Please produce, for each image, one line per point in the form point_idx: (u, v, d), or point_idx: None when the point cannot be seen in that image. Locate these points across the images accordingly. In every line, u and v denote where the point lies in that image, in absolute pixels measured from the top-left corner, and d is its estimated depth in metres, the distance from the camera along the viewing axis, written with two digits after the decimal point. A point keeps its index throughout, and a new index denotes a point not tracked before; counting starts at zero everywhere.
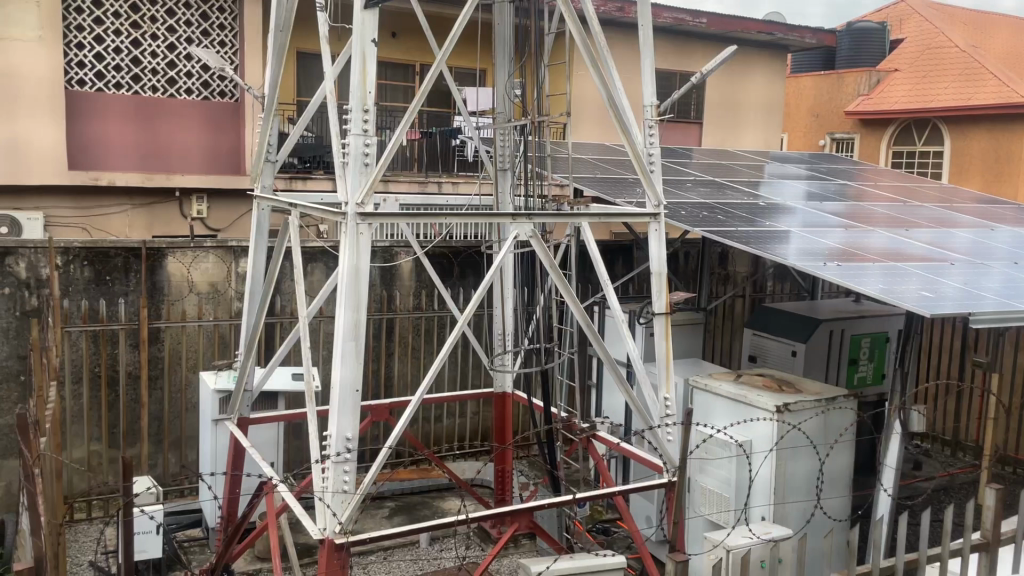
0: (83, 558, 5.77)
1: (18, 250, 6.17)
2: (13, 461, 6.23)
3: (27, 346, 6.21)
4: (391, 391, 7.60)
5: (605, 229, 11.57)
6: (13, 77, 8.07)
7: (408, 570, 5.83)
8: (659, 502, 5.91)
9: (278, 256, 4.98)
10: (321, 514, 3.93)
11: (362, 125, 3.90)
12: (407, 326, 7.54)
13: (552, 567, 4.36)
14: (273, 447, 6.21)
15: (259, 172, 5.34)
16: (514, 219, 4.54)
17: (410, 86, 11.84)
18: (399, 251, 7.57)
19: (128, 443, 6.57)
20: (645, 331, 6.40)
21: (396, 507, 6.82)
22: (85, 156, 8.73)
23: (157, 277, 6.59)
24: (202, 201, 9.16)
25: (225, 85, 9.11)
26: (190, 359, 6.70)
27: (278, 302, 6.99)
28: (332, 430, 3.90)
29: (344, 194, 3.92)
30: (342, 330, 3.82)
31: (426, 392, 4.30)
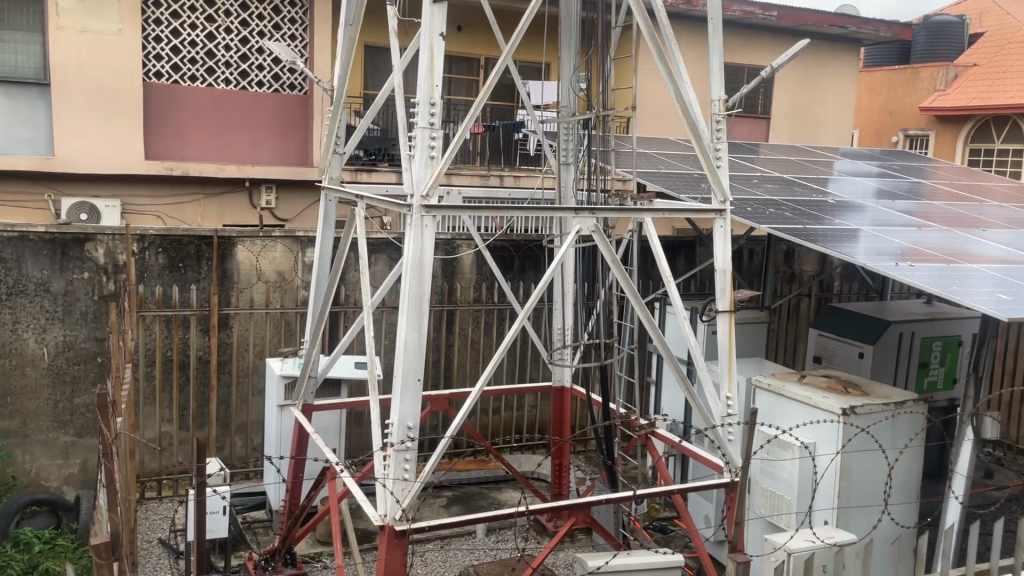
0: (153, 535, 5.99)
1: (97, 237, 6.39)
2: (90, 439, 6.50)
3: (104, 329, 6.45)
4: (450, 381, 7.67)
5: (667, 225, 11.47)
6: (93, 69, 8.34)
7: (465, 559, 5.90)
8: (718, 502, 5.85)
9: (344, 246, 5.06)
10: (382, 500, 3.99)
11: (429, 118, 3.91)
12: (467, 318, 7.59)
13: (609, 563, 4.35)
14: (336, 433, 6.34)
15: (327, 164, 5.40)
16: (577, 214, 4.52)
17: (475, 79, 11.90)
18: (460, 243, 7.64)
19: (198, 425, 6.78)
20: (707, 329, 6.31)
21: (453, 497, 6.89)
22: (160, 147, 8.98)
23: (227, 264, 6.78)
24: (270, 190, 9.34)
25: (295, 77, 9.32)
26: (257, 345, 6.88)
27: (342, 292, 7.13)
28: (394, 419, 3.95)
29: (410, 186, 3.96)
30: (404, 321, 3.87)
31: (486, 384, 4.29)
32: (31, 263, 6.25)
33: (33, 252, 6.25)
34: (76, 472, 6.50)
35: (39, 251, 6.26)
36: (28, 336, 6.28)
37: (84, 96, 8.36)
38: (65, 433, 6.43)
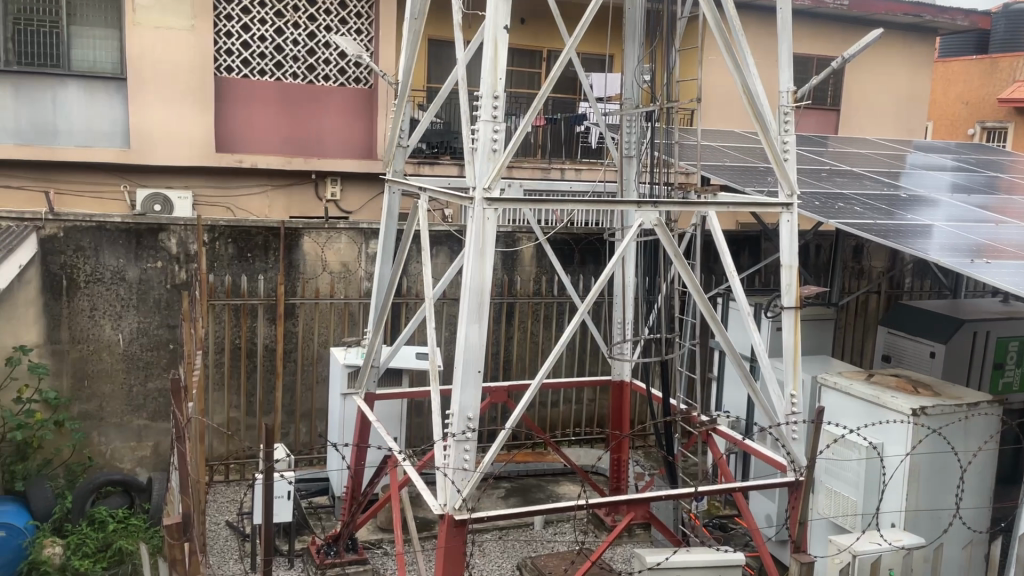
0: (221, 518, 6.18)
1: (170, 227, 6.59)
2: (163, 423, 6.73)
3: (176, 316, 6.69)
4: (509, 374, 7.70)
5: (732, 219, 11.30)
6: (167, 64, 8.57)
7: (523, 551, 5.93)
8: (780, 501, 5.75)
9: (407, 238, 5.11)
10: (443, 490, 4.03)
11: (492, 112, 3.92)
12: (527, 311, 7.61)
13: (669, 559, 4.32)
14: (397, 422, 6.43)
15: (390, 157, 5.46)
16: (640, 207, 4.46)
17: (537, 72, 11.89)
18: (521, 236, 7.64)
19: (264, 412, 6.96)
20: (772, 325, 6.20)
21: (512, 489, 6.92)
22: (229, 140, 9.20)
23: (294, 255, 6.93)
24: (335, 183, 9.50)
25: (360, 71, 9.44)
26: (322, 335, 7.02)
27: (405, 283, 7.23)
28: (454, 410, 4.00)
29: (472, 179, 3.98)
30: (466, 313, 3.90)
31: (546, 376, 4.29)
32: (108, 251, 6.47)
33: (110, 241, 6.47)
34: (148, 455, 6.76)
35: (115, 240, 6.48)
36: (104, 322, 6.51)
37: (159, 90, 8.60)
38: (138, 416, 6.67)
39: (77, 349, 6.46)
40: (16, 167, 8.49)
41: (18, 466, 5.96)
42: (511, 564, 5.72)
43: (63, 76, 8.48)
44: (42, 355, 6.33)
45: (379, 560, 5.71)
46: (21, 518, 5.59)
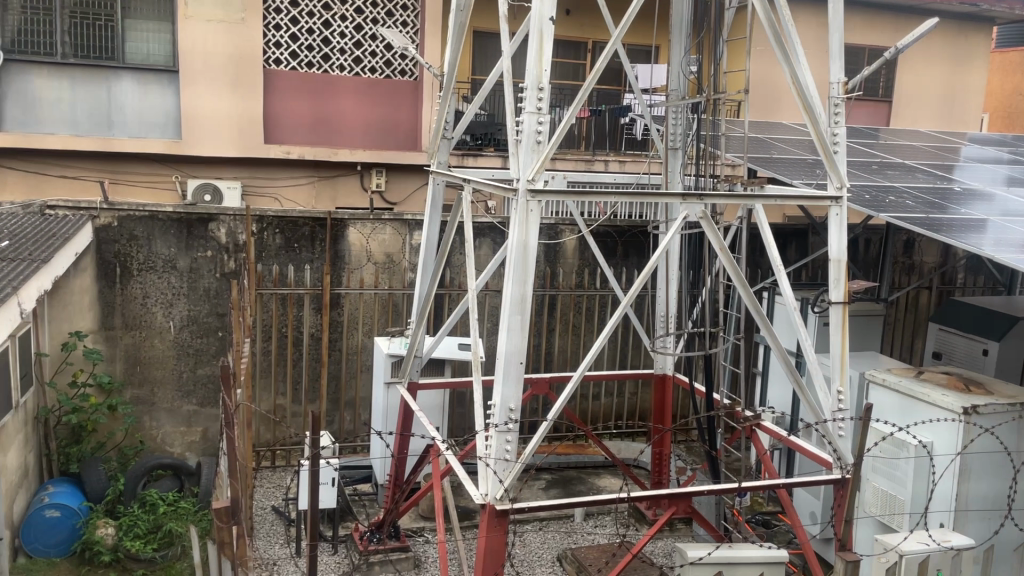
0: (267, 502, 6.30)
1: (220, 217, 6.71)
2: (212, 409, 6.87)
3: (225, 305, 6.79)
4: (551, 366, 7.71)
5: (778, 212, 11.14)
6: (217, 57, 8.72)
7: (563, 542, 5.94)
8: (825, 499, 5.67)
9: (451, 229, 5.12)
10: (484, 480, 4.05)
11: (536, 104, 3.91)
12: (569, 303, 7.60)
13: (711, 554, 4.30)
14: (439, 411, 6.48)
15: (435, 148, 5.48)
16: (685, 200, 4.41)
17: (581, 63, 11.84)
18: (563, 228, 7.63)
19: (309, 399, 7.07)
20: (819, 320, 6.11)
21: (552, 480, 6.93)
22: (277, 131, 9.33)
23: (340, 246, 7.01)
24: (381, 174, 9.59)
25: (406, 63, 9.51)
26: (366, 325, 7.10)
27: (448, 275, 7.27)
28: (496, 400, 4.01)
29: (515, 171, 3.98)
30: (509, 304, 3.92)
31: (588, 369, 4.27)
32: (160, 241, 6.62)
33: (162, 230, 6.61)
34: (198, 440, 6.90)
35: (167, 229, 6.62)
36: (156, 310, 6.66)
37: (209, 82, 8.76)
38: (188, 402, 6.82)
39: (130, 335, 6.63)
40: (73, 157, 8.72)
41: (73, 449, 6.23)
42: (551, 555, 5.73)
43: (118, 68, 8.66)
44: (97, 341, 6.57)
45: (421, 548, 5.77)
46: (75, 499, 5.78)
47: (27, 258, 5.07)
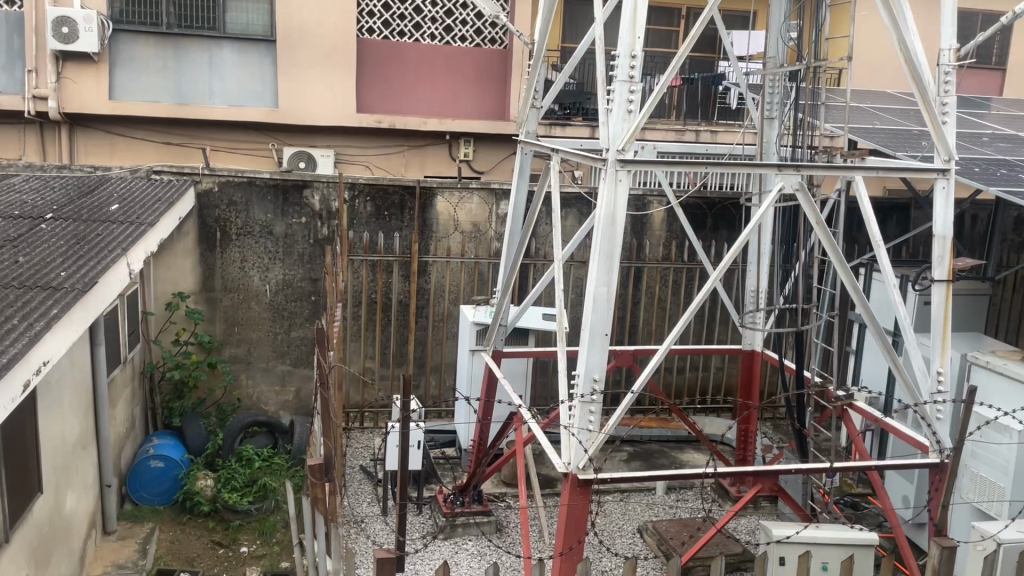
0: (356, 462, 6.51)
1: (314, 184, 6.87)
2: (305, 370, 7.12)
3: (318, 270, 6.99)
4: (635, 338, 7.66)
5: (878, 185, 10.71)
6: (313, 27, 8.88)
7: (645, 514, 5.94)
8: (919, 483, 5.49)
9: (539, 199, 5.09)
10: (567, 449, 4.07)
11: (629, 72, 3.80)
12: (655, 276, 7.51)
13: (799, 534, 4.22)
14: (523, 380, 6.53)
15: (524, 118, 5.44)
16: (780, 171, 4.25)
17: (674, 30, 11.58)
18: (652, 200, 7.49)
19: (397, 363, 7.24)
20: (919, 298, 5.86)
21: (634, 453, 6.92)
22: (368, 100, 9.45)
23: (428, 214, 7.10)
24: (469, 143, 9.61)
25: (496, 32, 9.52)
26: (452, 292, 7.20)
27: (533, 245, 7.30)
28: (580, 370, 4.01)
29: (605, 141, 3.91)
30: (595, 275, 3.89)
31: (675, 343, 4.18)
32: (257, 207, 6.83)
33: (259, 196, 6.82)
34: (291, 399, 7.16)
35: (264, 196, 6.82)
36: (253, 273, 6.90)
37: (305, 52, 8.94)
38: (283, 362, 7.07)
39: (228, 297, 6.90)
40: (176, 124, 9.06)
41: (176, 403, 6.58)
42: (632, 527, 5.73)
43: (219, 38, 8.91)
44: (198, 302, 6.86)
45: (503, 513, 5.86)
46: (178, 451, 6.09)
47: (135, 222, 5.30)
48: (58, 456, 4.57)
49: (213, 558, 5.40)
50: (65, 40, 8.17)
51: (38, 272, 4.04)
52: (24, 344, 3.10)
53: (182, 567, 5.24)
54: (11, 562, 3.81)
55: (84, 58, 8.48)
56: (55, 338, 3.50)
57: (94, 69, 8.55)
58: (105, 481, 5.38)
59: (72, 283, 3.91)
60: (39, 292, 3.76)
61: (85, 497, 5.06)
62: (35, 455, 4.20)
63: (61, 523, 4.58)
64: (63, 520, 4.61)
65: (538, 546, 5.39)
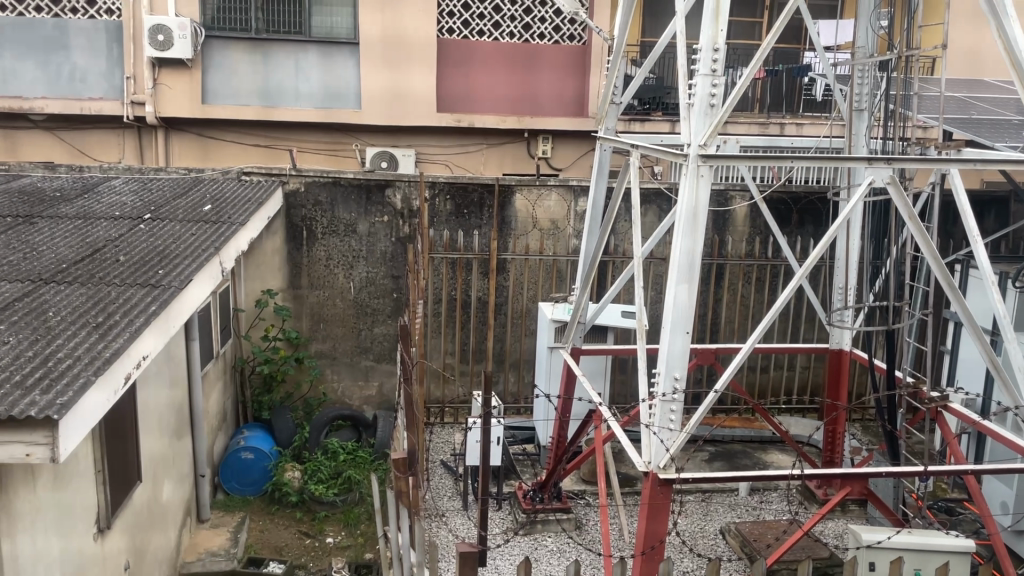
0: (437, 456, 6.62)
1: (395, 183, 6.99)
2: (387, 366, 7.26)
3: (400, 268, 7.11)
4: (717, 336, 7.54)
5: (975, 177, 10.25)
6: (395, 28, 9.03)
7: (727, 515, 5.84)
8: (1019, 489, 5.23)
9: (618, 194, 5.03)
10: (647, 449, 4.05)
11: (711, 65, 3.73)
12: (738, 273, 7.38)
13: (889, 539, 4.09)
14: (602, 377, 6.51)
15: (603, 114, 5.38)
16: (870, 164, 4.09)
17: (757, 21, 11.36)
18: (734, 195, 7.38)
19: (476, 360, 7.33)
20: (1020, 296, 5.59)
21: (716, 453, 6.81)
22: (447, 99, 9.55)
23: (507, 212, 7.15)
24: (547, 141, 9.65)
25: (575, 28, 9.49)
26: (531, 290, 7.22)
27: (612, 242, 7.28)
28: (660, 369, 3.96)
29: (686, 136, 3.84)
30: (675, 272, 3.84)
31: (759, 341, 4.04)
32: (342, 206, 6.99)
33: (344, 196, 6.98)
34: (374, 394, 7.31)
35: (348, 195, 6.97)
36: (338, 271, 7.07)
37: (387, 54, 9.10)
38: (366, 357, 7.22)
39: (314, 294, 7.08)
40: (264, 127, 9.33)
41: (265, 398, 6.83)
42: (714, 527, 5.65)
43: (305, 42, 9.15)
44: (286, 299, 7.08)
45: (582, 511, 5.85)
46: (267, 443, 6.30)
47: (226, 222, 5.49)
48: (155, 447, 4.77)
49: (300, 548, 5.55)
50: (161, 47, 8.51)
51: (137, 271, 4.24)
52: (126, 340, 3.25)
53: (271, 555, 5.41)
54: (113, 547, 4.01)
55: (178, 65, 8.82)
56: (154, 333, 3.66)
57: (188, 74, 8.87)
58: (198, 471, 5.60)
59: (168, 281, 4.08)
60: (138, 289, 3.94)
61: (181, 486, 5.28)
62: (134, 445, 4.40)
63: (158, 510, 4.79)
64: (160, 506, 4.83)
65: (618, 545, 5.35)
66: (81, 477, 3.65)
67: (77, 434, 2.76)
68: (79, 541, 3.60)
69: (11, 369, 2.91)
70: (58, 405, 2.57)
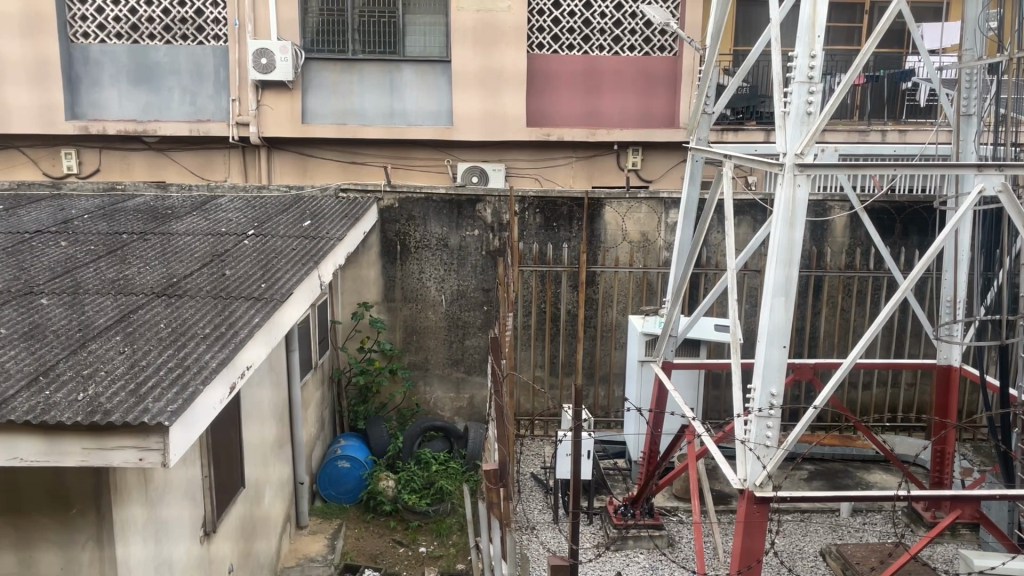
0: (528, 469, 6.64)
1: (486, 198, 7.07)
2: (478, 377, 7.33)
3: (490, 281, 7.18)
4: (815, 351, 7.31)
5: None
6: (487, 44, 9.15)
7: (828, 536, 5.65)
8: None
9: (710, 206, 4.94)
10: (742, 465, 3.96)
11: (807, 73, 3.64)
12: (837, 286, 7.15)
13: (1004, 566, 3.87)
14: (694, 392, 6.40)
15: (695, 125, 5.30)
16: (980, 170, 3.89)
17: (855, 26, 11.03)
18: (833, 205, 7.17)
19: (566, 373, 7.33)
20: None
21: (815, 471, 6.61)
22: (537, 114, 9.62)
23: (596, 225, 7.14)
24: (637, 152, 9.63)
25: (665, 39, 9.43)
26: (621, 303, 7.17)
27: (705, 254, 7.19)
28: (756, 384, 3.86)
29: (782, 145, 3.76)
30: (771, 284, 3.73)
31: (860, 356, 3.88)
32: (434, 220, 7.12)
33: (436, 211, 7.10)
34: (465, 405, 7.39)
35: (440, 210, 7.09)
36: (430, 284, 7.20)
37: (479, 70, 9.21)
38: (457, 369, 7.32)
39: (408, 307, 7.23)
40: (359, 145, 9.59)
41: (360, 407, 7.03)
42: (814, 548, 5.46)
43: (399, 61, 9.42)
44: (381, 311, 7.25)
45: (675, 528, 5.76)
46: (363, 452, 6.46)
47: (325, 237, 5.68)
48: (257, 455, 4.94)
49: (395, 556, 5.65)
50: (264, 70, 8.87)
51: (243, 284, 4.43)
52: (232, 350, 3.40)
53: (367, 562, 5.52)
54: (218, 550, 4.18)
55: (280, 86, 9.17)
56: (258, 344, 3.81)
57: (289, 96, 9.22)
58: (298, 478, 5.79)
59: (271, 294, 4.25)
60: (243, 302, 4.11)
61: (281, 492, 5.46)
62: (239, 452, 4.58)
63: (260, 516, 4.97)
64: (262, 512, 5.00)
65: (712, 564, 5.25)
66: (190, 481, 3.83)
67: (187, 440, 2.89)
68: (187, 542, 3.77)
69: (127, 378, 3.07)
70: (169, 412, 2.70)
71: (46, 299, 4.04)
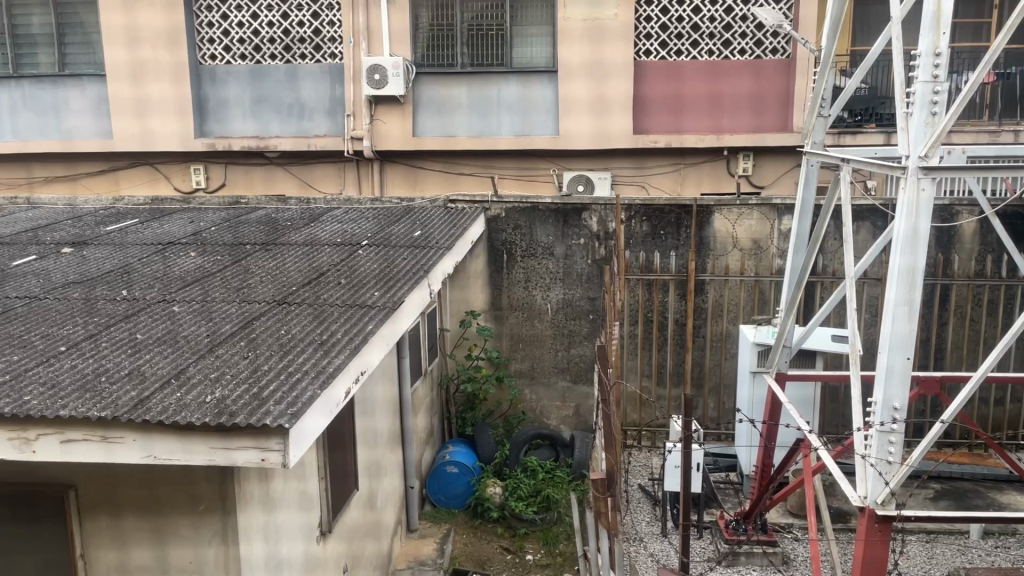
0: (636, 480, 6.57)
1: (592, 207, 7.06)
2: (585, 386, 7.30)
3: (596, 290, 7.14)
4: (942, 363, 6.94)
5: None
6: (593, 52, 9.16)
7: (955, 559, 5.33)
8: None
9: (826, 211, 4.76)
10: (862, 482, 3.78)
11: (932, 71, 3.46)
12: (966, 295, 6.76)
13: None
14: (810, 405, 6.18)
15: (810, 129, 5.11)
16: None
17: (984, 22, 10.43)
18: (961, 209, 6.78)
19: (674, 383, 7.20)
20: None
21: (943, 491, 6.24)
22: (644, 121, 9.53)
23: (706, 232, 7.01)
24: (748, 158, 9.42)
25: (778, 41, 9.19)
26: (732, 312, 7.01)
27: (821, 262, 6.96)
28: (877, 397, 3.68)
29: (905, 148, 3.58)
30: (893, 292, 3.57)
31: (993, 369, 3.63)
32: (540, 229, 7.16)
33: (542, 220, 7.14)
34: (571, 414, 7.38)
35: (546, 219, 7.13)
36: (536, 293, 7.24)
37: (585, 78, 9.23)
38: (563, 378, 7.31)
39: (515, 315, 7.29)
40: (467, 156, 9.74)
41: (468, 414, 7.19)
42: (940, 572, 5.17)
43: (506, 72, 9.54)
44: (488, 319, 7.34)
45: (790, 545, 5.57)
46: (470, 458, 6.55)
47: (434, 246, 5.82)
48: (370, 459, 5.09)
49: (502, 563, 5.69)
50: (377, 85, 9.15)
51: (357, 292, 4.58)
52: (347, 356, 3.52)
53: (475, 567, 5.60)
54: (333, 550, 4.33)
55: (392, 101, 9.45)
56: (371, 350, 3.93)
57: (400, 110, 9.49)
58: (408, 482, 5.92)
59: (383, 302, 4.38)
60: (357, 309, 4.26)
61: (393, 494, 5.61)
62: (352, 455, 4.73)
63: (373, 517, 5.11)
64: (374, 514, 5.13)
65: None
66: (307, 482, 3.97)
67: (305, 443, 3.00)
68: (305, 541, 3.92)
69: (250, 382, 3.23)
70: (288, 414, 2.82)
71: (177, 306, 4.30)
